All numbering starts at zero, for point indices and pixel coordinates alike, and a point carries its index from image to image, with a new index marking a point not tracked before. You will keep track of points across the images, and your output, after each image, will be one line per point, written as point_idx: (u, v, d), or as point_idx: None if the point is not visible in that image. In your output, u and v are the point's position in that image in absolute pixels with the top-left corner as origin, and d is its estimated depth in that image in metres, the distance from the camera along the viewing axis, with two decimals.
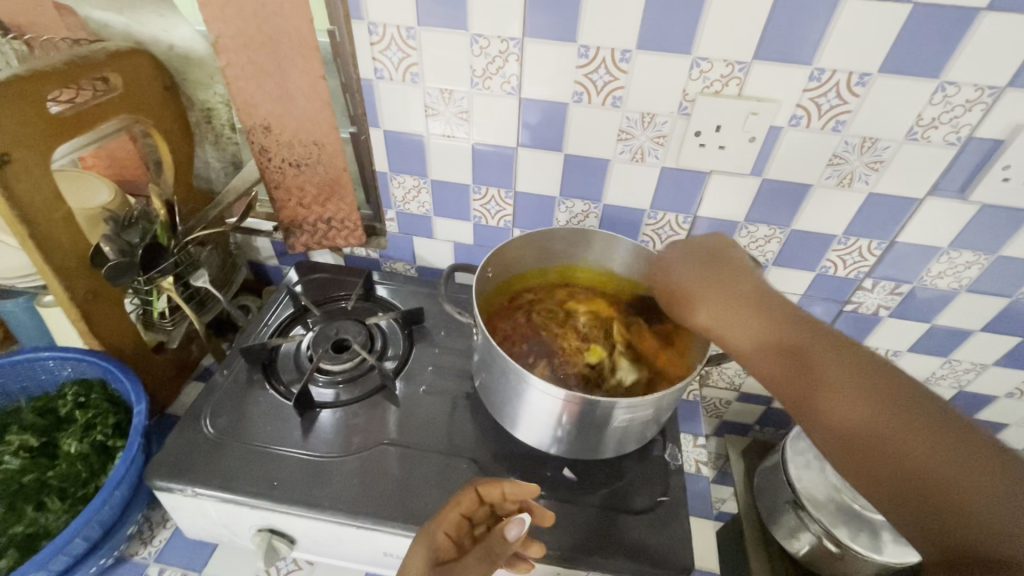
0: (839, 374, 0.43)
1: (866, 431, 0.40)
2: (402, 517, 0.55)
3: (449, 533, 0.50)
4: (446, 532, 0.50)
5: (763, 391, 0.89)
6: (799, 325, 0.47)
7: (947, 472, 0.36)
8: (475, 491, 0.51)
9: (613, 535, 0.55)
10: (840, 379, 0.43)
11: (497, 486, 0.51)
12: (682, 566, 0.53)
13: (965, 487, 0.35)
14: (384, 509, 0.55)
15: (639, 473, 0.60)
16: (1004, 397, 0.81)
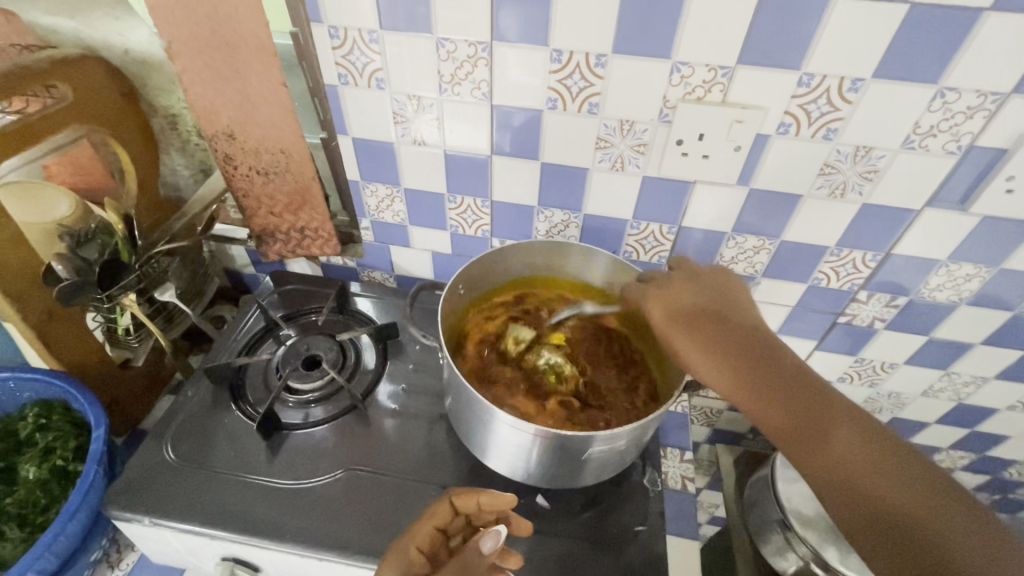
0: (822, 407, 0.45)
1: (855, 481, 0.41)
2: (367, 550, 0.53)
3: (423, 548, 0.48)
4: (419, 546, 0.48)
5: None
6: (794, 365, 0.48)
7: (927, 520, 0.38)
8: (451, 501, 0.49)
9: (587, 566, 0.53)
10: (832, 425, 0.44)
11: (473, 497, 0.49)
12: None
13: (944, 535, 0.37)
14: (349, 541, 0.53)
15: (617, 499, 0.58)
16: (1005, 409, 0.78)
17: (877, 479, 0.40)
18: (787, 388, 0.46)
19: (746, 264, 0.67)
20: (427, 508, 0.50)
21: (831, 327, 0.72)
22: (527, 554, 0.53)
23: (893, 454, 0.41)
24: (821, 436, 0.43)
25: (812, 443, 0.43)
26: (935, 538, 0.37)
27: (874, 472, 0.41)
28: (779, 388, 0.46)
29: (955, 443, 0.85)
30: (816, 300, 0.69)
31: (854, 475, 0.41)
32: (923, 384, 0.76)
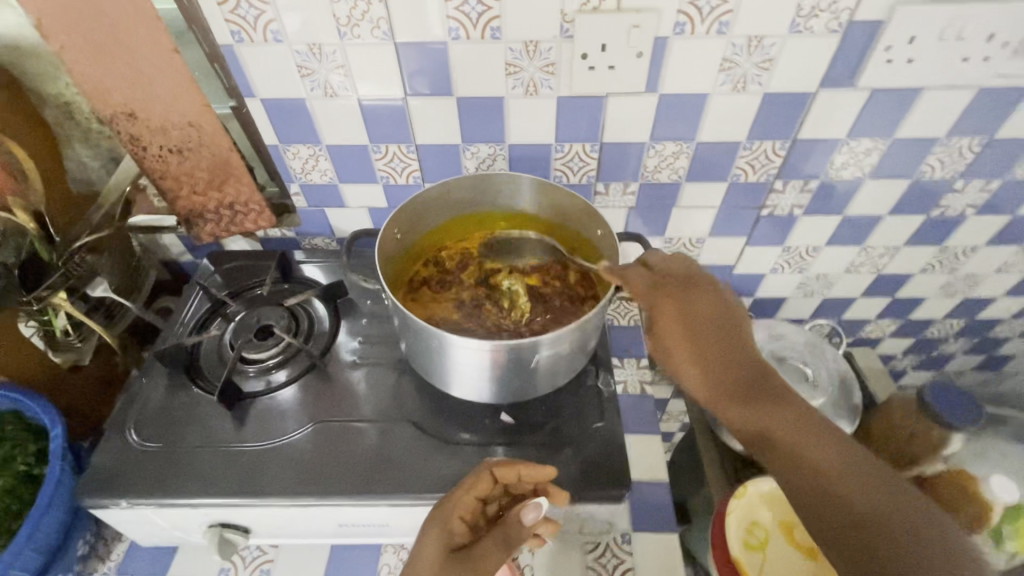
0: (785, 424, 0.47)
1: (779, 427, 0.47)
2: (346, 489, 0.56)
3: (464, 517, 0.51)
4: (460, 516, 0.51)
5: None
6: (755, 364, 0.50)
7: (826, 474, 0.44)
8: (488, 472, 0.52)
9: (554, 468, 0.57)
10: (776, 416, 0.47)
11: (510, 468, 0.52)
12: (620, 485, 0.56)
13: (836, 482, 0.43)
14: (327, 483, 0.56)
15: (574, 405, 0.62)
16: (918, 273, 0.85)
17: (816, 451, 0.45)
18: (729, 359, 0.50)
19: (669, 171, 0.70)
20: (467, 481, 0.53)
21: (756, 222, 0.77)
22: None
23: (806, 428, 0.46)
24: (762, 411, 0.48)
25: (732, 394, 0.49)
26: (818, 481, 0.44)
27: (779, 425, 0.47)
28: (725, 364, 0.50)
29: (881, 312, 0.93)
30: (738, 197, 0.73)
31: (776, 438, 0.47)
32: (844, 263, 0.83)
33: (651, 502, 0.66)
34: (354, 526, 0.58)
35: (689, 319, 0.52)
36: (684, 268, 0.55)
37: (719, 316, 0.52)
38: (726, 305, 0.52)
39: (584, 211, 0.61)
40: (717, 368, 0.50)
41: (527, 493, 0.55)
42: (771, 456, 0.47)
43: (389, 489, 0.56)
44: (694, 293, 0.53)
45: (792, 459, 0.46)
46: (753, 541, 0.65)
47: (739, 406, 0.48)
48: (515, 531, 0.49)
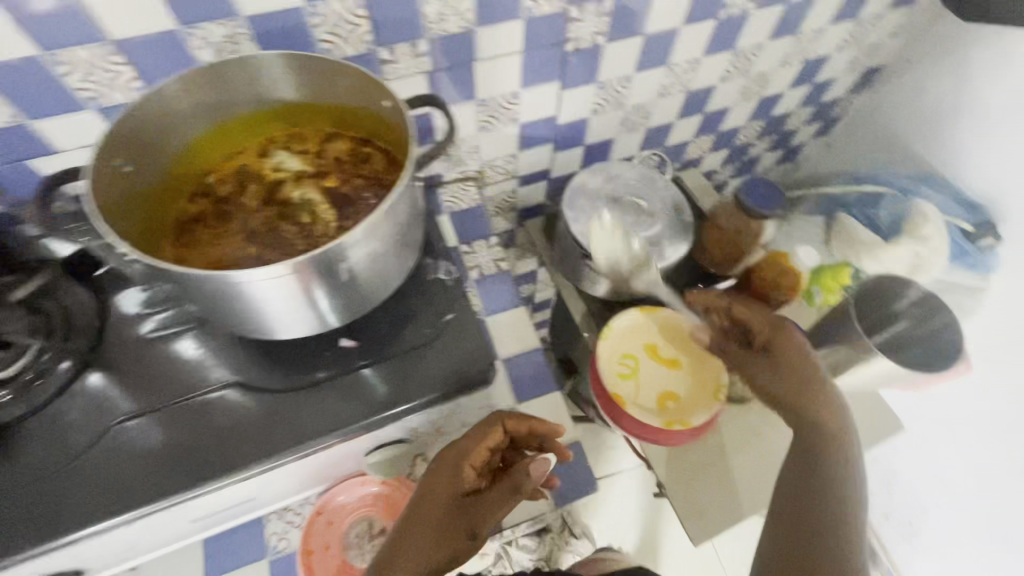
0: (816, 417, 0.59)
1: (822, 434, 0.59)
2: (171, 487, 0.47)
3: (476, 465, 0.52)
4: (471, 464, 0.51)
5: (538, 167, 0.89)
6: (802, 369, 0.61)
7: (818, 521, 0.55)
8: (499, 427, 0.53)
9: (408, 378, 0.52)
10: (804, 436, 0.59)
11: (525, 425, 0.54)
12: (479, 370, 0.52)
13: (812, 521, 0.56)
14: (145, 489, 0.47)
15: (416, 304, 0.55)
16: (720, 83, 0.88)
17: (814, 480, 0.57)
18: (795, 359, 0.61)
19: (455, 17, 0.60)
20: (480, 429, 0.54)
21: (565, 62, 0.71)
22: (351, 391, 0.52)
23: (805, 451, 0.59)
24: (796, 405, 0.60)
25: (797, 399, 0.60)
26: (810, 506, 0.56)
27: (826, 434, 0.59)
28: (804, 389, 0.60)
29: (697, 131, 0.98)
30: (538, 34, 0.66)
31: (813, 445, 0.59)
32: (655, 88, 0.83)
33: (529, 370, 0.67)
34: (209, 517, 0.51)
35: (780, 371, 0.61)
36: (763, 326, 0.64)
37: (779, 328, 0.64)
38: (802, 347, 0.63)
39: (360, 77, 0.48)
40: (789, 380, 0.61)
41: (385, 412, 0.50)
42: (805, 469, 0.58)
43: (233, 461, 0.48)
44: (783, 342, 0.63)
45: (808, 472, 0.58)
46: (627, 372, 0.70)
47: (792, 393, 0.60)
48: (519, 481, 0.51)
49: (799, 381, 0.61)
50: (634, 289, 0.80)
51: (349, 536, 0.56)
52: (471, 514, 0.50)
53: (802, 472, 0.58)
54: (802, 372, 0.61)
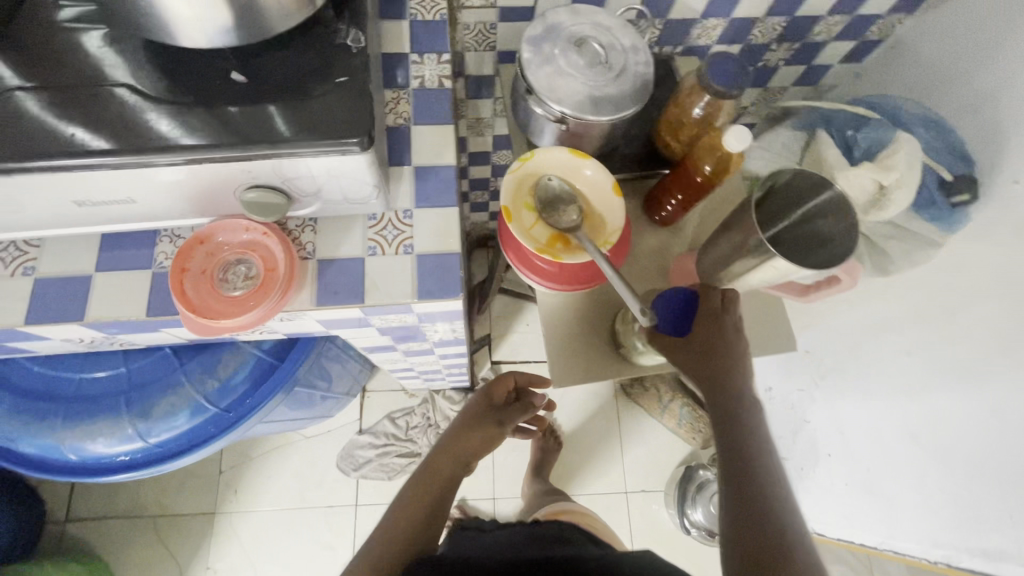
0: (753, 426, 0.61)
1: (742, 442, 0.60)
2: (51, 151, 0.49)
3: (503, 391, 0.86)
4: (500, 392, 0.86)
5: (520, 2, 0.84)
6: (728, 390, 0.63)
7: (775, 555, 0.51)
8: (514, 375, 0.88)
9: (283, 121, 0.53)
10: (734, 434, 0.61)
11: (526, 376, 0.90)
12: (357, 128, 0.53)
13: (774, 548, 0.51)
14: (27, 151, 0.49)
15: (314, 62, 0.55)
16: None
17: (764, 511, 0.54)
18: (727, 370, 0.64)
19: None
20: (496, 381, 0.87)
21: None
22: (227, 120, 0.52)
23: (732, 462, 0.59)
24: (728, 415, 0.62)
25: (721, 401, 0.63)
26: (764, 541, 0.52)
27: (737, 407, 0.62)
28: (719, 382, 0.64)
29: (707, 8, 0.90)
30: None
31: (736, 441, 0.60)
32: None
33: (434, 182, 0.69)
34: (97, 204, 0.55)
35: (699, 361, 0.65)
36: (718, 338, 0.65)
37: (725, 331, 0.66)
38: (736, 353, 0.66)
39: None
40: (712, 382, 0.64)
41: (254, 141, 0.51)
42: (739, 497, 0.56)
43: (95, 142, 0.50)
44: (726, 366, 0.64)
45: (739, 486, 0.57)
46: (531, 201, 0.71)
47: (718, 414, 0.63)
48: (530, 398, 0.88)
49: (713, 359, 0.65)
50: (576, 141, 0.80)
51: (227, 272, 0.61)
52: (497, 417, 0.82)
53: (740, 504, 0.55)
54: (721, 366, 0.64)
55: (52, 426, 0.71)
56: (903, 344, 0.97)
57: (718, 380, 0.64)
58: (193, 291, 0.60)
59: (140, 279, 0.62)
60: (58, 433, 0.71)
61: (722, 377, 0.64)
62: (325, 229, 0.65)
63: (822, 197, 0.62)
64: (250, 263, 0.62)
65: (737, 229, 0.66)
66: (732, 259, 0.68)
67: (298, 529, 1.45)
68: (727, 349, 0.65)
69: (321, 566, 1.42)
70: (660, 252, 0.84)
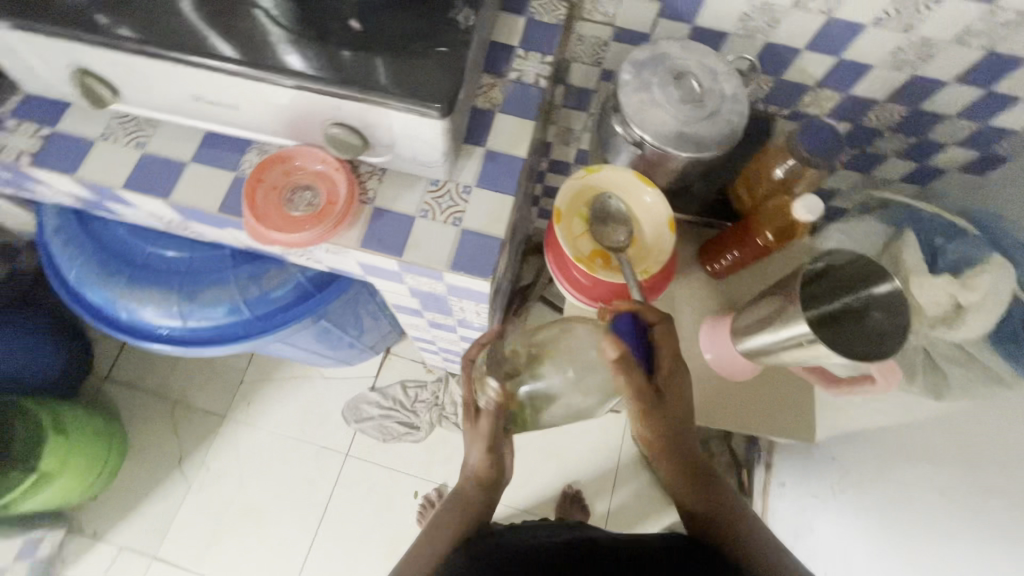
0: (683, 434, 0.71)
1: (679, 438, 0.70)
2: (186, 48, 0.56)
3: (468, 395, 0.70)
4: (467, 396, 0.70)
5: (637, 27, 0.86)
6: (680, 424, 0.69)
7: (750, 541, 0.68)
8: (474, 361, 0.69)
9: (381, 71, 0.57)
10: (678, 439, 0.70)
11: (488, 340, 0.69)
12: (443, 96, 0.57)
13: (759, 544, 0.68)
14: (169, 42, 0.56)
15: (424, 28, 0.60)
16: (872, 26, 0.76)
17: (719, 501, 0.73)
18: (677, 407, 0.68)
19: None
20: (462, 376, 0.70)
21: None
22: (335, 59, 0.58)
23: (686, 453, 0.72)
24: (678, 441, 0.70)
25: (666, 427, 0.68)
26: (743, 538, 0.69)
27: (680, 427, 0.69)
28: (681, 423, 0.69)
29: (824, 78, 0.88)
30: None
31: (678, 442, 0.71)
32: None
33: (501, 168, 0.72)
34: (210, 104, 0.63)
35: (666, 421, 0.68)
36: (671, 385, 0.67)
37: (666, 377, 0.66)
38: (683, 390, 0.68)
39: None
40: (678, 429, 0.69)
41: (352, 83, 0.57)
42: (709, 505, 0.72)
43: (223, 49, 0.57)
44: (675, 404, 0.67)
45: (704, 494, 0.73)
46: (586, 212, 0.72)
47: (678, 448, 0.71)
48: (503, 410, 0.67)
49: (670, 411, 0.67)
50: (650, 168, 0.80)
51: (294, 194, 0.67)
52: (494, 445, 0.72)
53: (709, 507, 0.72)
54: (678, 412, 0.68)
55: (115, 283, 0.80)
56: (940, 483, 0.87)
57: (668, 419, 0.68)
58: (262, 201, 0.66)
59: (223, 178, 0.69)
60: (118, 291, 0.80)
61: (674, 410, 0.68)
62: (390, 181, 0.70)
63: (877, 290, 0.60)
64: (316, 192, 0.67)
65: (781, 294, 0.64)
66: (770, 329, 0.65)
67: (289, 456, 1.52)
68: (676, 397, 0.67)
69: (300, 498, 1.49)
70: (702, 300, 0.82)
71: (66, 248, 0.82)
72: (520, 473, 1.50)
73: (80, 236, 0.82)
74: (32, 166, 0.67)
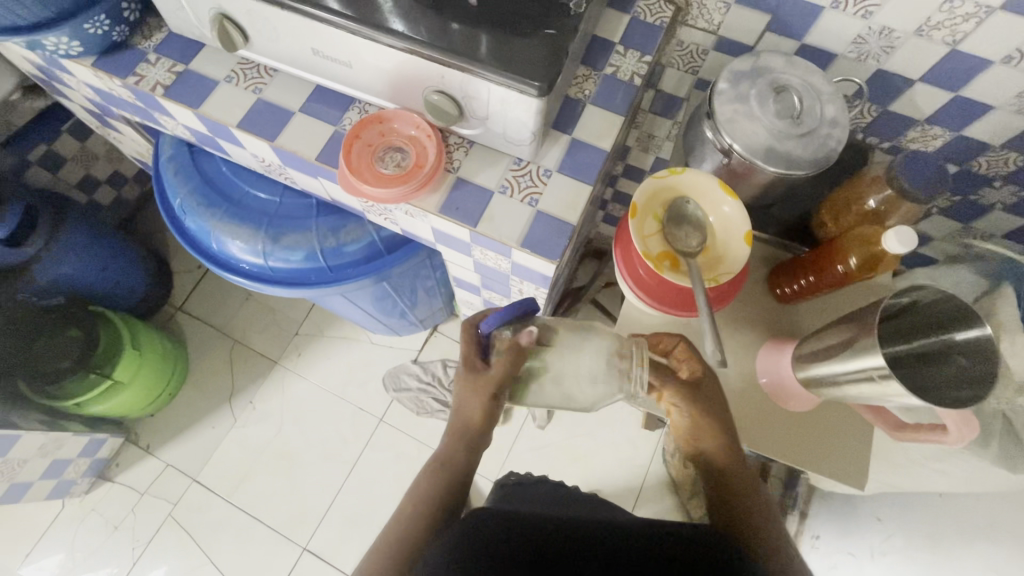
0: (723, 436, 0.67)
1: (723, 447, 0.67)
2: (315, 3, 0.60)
3: (470, 350, 0.69)
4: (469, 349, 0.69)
5: (743, 37, 0.85)
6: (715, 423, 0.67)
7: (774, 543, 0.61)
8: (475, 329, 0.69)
9: (489, 44, 0.60)
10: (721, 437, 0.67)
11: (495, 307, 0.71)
12: (545, 74, 0.59)
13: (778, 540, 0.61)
14: None
15: (536, 10, 0.62)
16: (1000, 64, 0.72)
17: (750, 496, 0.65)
18: (713, 403, 0.67)
19: None
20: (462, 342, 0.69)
21: None
22: (449, 29, 0.61)
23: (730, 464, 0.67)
24: (722, 440, 0.67)
25: (706, 425, 0.67)
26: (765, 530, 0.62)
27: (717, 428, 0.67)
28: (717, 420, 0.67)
29: (935, 114, 0.83)
30: None
31: (729, 454, 0.67)
32: (917, 20, 0.71)
33: (584, 158, 0.73)
34: (326, 59, 0.68)
35: (701, 419, 0.67)
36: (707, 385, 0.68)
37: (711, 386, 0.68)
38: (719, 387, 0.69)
39: None
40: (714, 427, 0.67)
41: (461, 52, 0.59)
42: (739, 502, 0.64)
43: (350, 7, 0.61)
44: (709, 397, 0.67)
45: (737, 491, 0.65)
46: (661, 213, 0.72)
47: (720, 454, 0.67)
48: (518, 354, 0.66)
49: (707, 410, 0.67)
50: (733, 179, 0.79)
51: (386, 154, 0.71)
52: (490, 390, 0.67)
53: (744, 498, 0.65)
54: (715, 408, 0.67)
55: (211, 215, 0.87)
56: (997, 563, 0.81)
57: (708, 415, 0.67)
58: (357, 155, 0.70)
59: (325, 130, 0.74)
60: (212, 222, 0.87)
61: (712, 412, 0.67)
62: (476, 154, 0.72)
63: (965, 335, 0.57)
64: (407, 154, 0.71)
65: (854, 325, 0.61)
66: (838, 356, 0.63)
67: (327, 411, 1.59)
68: (715, 399, 0.68)
69: (330, 451, 1.55)
70: (766, 322, 0.80)
71: (175, 176, 0.90)
72: (544, 469, 1.50)
73: (188, 168, 0.90)
74: (163, 96, 0.75)
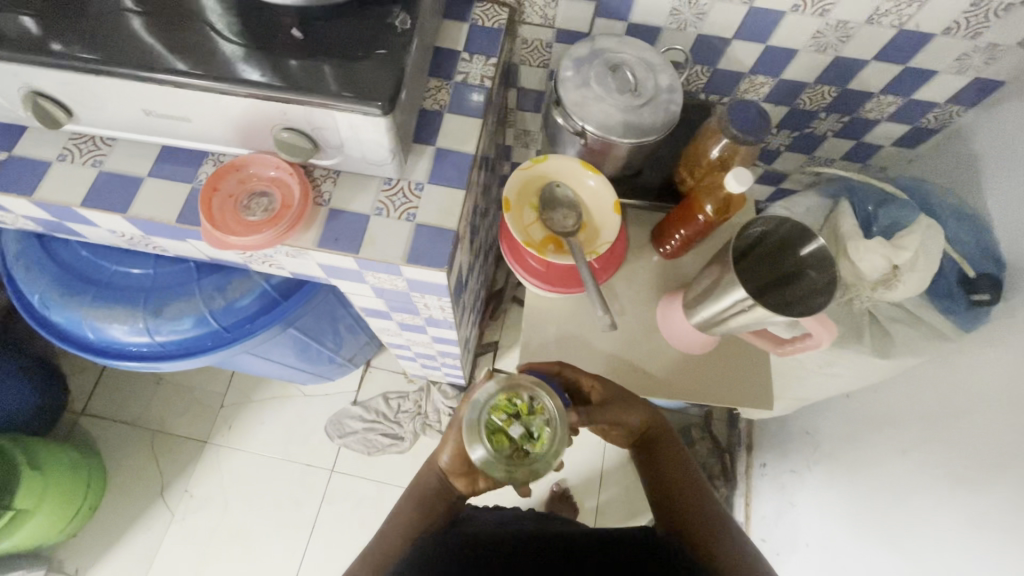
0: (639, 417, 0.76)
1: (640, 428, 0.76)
2: (131, 64, 0.58)
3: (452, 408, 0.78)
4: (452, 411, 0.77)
5: (578, 26, 0.90)
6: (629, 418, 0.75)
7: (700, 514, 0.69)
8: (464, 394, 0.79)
9: (322, 73, 0.60)
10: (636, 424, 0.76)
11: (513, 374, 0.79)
12: (382, 91, 0.60)
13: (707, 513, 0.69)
14: (114, 59, 0.59)
15: (365, 33, 0.64)
16: (790, 13, 0.82)
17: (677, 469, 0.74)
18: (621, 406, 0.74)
19: None
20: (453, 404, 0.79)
21: None
22: (278, 65, 0.61)
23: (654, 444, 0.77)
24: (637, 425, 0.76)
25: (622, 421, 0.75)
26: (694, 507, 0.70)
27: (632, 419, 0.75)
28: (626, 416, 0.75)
29: (755, 65, 0.93)
30: None
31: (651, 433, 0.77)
32: None
33: (452, 164, 0.75)
34: (161, 117, 0.65)
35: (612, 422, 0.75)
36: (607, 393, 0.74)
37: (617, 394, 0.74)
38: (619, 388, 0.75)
39: None
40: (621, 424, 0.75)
41: (295, 87, 0.59)
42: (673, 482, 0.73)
43: (170, 61, 0.59)
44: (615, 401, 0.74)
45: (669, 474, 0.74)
46: (536, 202, 0.75)
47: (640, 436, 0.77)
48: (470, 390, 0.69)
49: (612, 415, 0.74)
50: (596, 156, 0.84)
51: (249, 202, 0.69)
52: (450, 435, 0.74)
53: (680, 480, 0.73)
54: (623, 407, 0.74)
55: (80, 303, 0.81)
56: (900, 442, 0.91)
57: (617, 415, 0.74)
58: (218, 209, 0.68)
59: (179, 189, 0.71)
60: (82, 310, 0.81)
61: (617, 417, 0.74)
62: (343, 182, 0.72)
63: (806, 248, 0.64)
64: (272, 197, 0.69)
65: (718, 263, 0.68)
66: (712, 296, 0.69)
67: (274, 479, 1.51)
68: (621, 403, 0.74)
69: (285, 518, 1.47)
70: (657, 279, 0.86)
71: (29, 270, 0.83)
72: None
73: (43, 260, 0.83)
74: None
